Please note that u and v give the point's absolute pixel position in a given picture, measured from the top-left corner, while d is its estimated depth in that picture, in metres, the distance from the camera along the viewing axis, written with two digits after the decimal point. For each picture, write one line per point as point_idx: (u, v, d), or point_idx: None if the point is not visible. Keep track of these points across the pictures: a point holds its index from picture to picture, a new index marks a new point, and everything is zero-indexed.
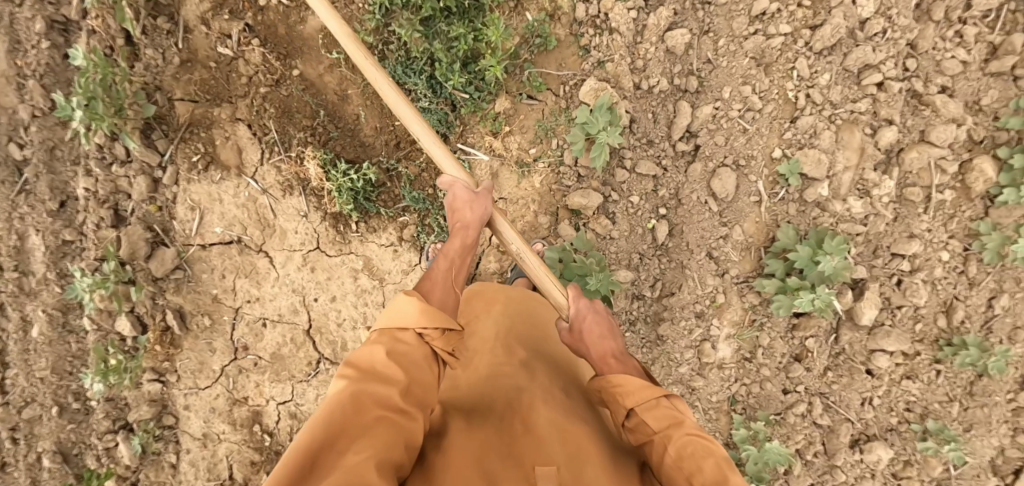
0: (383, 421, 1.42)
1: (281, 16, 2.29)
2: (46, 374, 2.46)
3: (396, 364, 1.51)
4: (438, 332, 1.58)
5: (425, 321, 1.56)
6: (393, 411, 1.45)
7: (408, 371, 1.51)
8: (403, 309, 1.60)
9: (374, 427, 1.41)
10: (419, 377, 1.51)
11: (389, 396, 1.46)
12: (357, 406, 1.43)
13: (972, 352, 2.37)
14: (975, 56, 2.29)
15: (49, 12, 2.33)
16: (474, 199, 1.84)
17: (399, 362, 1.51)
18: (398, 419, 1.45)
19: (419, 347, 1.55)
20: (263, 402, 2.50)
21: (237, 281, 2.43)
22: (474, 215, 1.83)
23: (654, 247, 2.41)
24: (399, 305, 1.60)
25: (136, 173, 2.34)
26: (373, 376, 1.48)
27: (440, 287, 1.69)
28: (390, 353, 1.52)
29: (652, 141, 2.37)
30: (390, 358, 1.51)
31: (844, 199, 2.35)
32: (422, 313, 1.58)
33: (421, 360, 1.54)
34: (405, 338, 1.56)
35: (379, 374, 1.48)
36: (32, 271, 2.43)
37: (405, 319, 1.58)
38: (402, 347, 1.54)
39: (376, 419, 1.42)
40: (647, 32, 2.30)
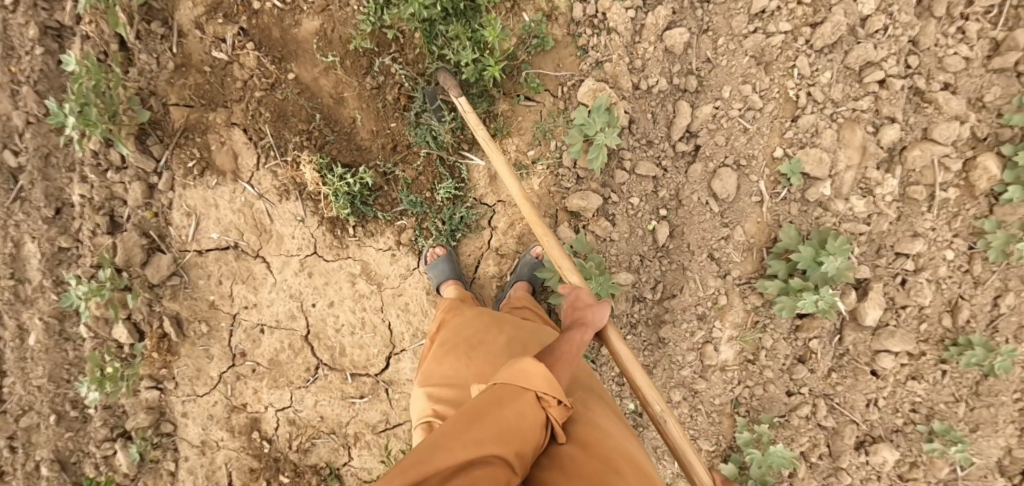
0: (484, 477, 1.43)
1: (275, 20, 2.27)
2: (43, 383, 2.44)
3: (508, 425, 1.50)
4: (554, 400, 1.57)
5: (547, 387, 1.56)
6: (494, 467, 1.46)
7: (519, 434, 1.50)
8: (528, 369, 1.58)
9: (477, 478, 1.42)
10: (524, 443, 1.51)
11: (497, 454, 1.46)
12: (466, 453, 1.44)
13: (978, 352, 2.34)
14: (977, 52, 2.26)
15: (43, 17, 2.31)
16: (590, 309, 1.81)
17: (512, 423, 1.50)
18: (500, 478, 1.46)
19: (534, 412, 1.54)
20: (261, 409, 2.48)
21: (234, 287, 2.41)
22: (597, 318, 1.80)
23: (655, 249, 2.39)
24: (523, 365, 1.59)
25: (131, 179, 2.31)
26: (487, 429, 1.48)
27: (562, 366, 1.68)
28: (506, 409, 1.51)
29: (651, 142, 2.34)
30: (507, 414, 1.51)
31: (846, 198, 2.32)
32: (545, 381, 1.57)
33: (531, 426, 1.53)
34: (524, 399, 1.54)
35: (492, 428, 1.48)
36: (28, 279, 2.41)
37: (529, 381, 1.57)
38: (517, 405, 1.53)
39: (480, 473, 1.43)
40: (645, 32, 2.27)
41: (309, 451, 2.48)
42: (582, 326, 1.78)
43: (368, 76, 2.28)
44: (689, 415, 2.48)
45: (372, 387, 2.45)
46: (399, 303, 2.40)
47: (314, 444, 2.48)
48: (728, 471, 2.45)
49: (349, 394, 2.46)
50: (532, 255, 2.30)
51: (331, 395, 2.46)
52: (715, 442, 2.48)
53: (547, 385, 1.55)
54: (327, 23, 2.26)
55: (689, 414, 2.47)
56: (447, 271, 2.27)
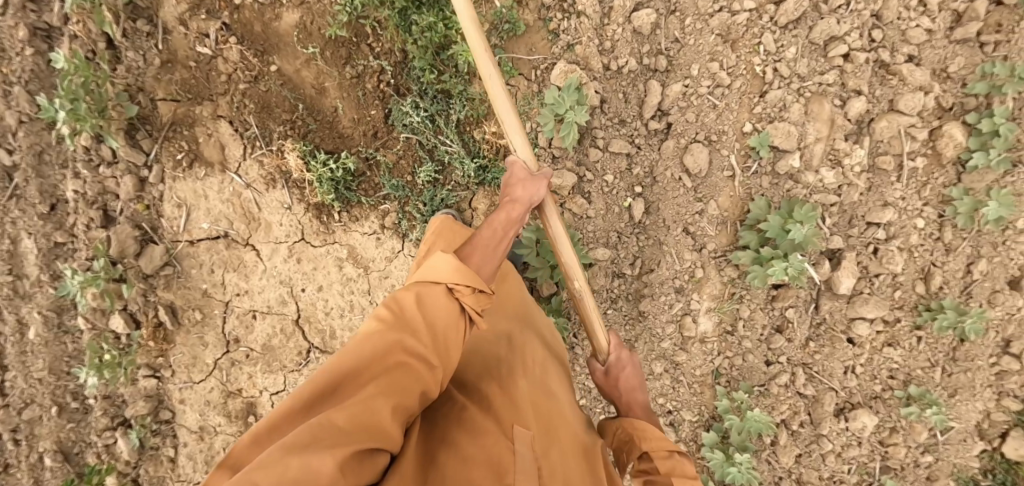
0: (402, 368, 1.44)
1: (256, 14, 2.33)
2: (44, 375, 2.52)
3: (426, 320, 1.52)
4: (468, 289, 1.59)
5: (459, 279, 1.57)
6: (414, 360, 1.46)
7: (435, 328, 1.51)
8: (438, 267, 1.62)
9: (394, 370, 1.43)
10: (444, 339, 1.52)
11: (416, 347, 1.47)
12: (380, 349, 1.43)
13: (950, 315, 2.41)
14: (939, 24, 2.33)
15: (32, 19, 2.38)
16: (532, 180, 1.85)
17: (429, 318, 1.52)
18: (419, 368, 1.46)
19: (449, 304, 1.56)
20: (256, 393, 2.55)
21: (226, 275, 2.48)
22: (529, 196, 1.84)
23: (632, 225, 2.47)
24: (438, 262, 1.62)
25: (122, 173, 2.39)
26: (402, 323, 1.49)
27: (480, 254, 1.70)
28: (419, 304, 1.53)
29: (624, 121, 2.42)
30: (420, 311, 1.52)
31: (816, 170, 2.39)
32: (456, 272, 1.60)
33: (449, 318, 1.54)
34: (437, 294, 1.56)
35: (406, 323, 1.49)
36: (26, 274, 2.49)
37: (440, 276, 1.60)
38: (432, 299, 1.55)
39: (398, 365, 1.43)
40: (614, 14, 2.35)
41: None
42: (506, 206, 1.82)
43: (347, 65, 2.35)
44: (672, 387, 2.55)
45: None
46: (386, 285, 2.46)
47: None
48: (710, 440, 2.52)
49: None
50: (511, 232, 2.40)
51: None
52: (698, 412, 2.56)
53: (461, 277, 1.57)
54: (306, 15, 2.32)
55: (671, 385, 2.55)
56: None
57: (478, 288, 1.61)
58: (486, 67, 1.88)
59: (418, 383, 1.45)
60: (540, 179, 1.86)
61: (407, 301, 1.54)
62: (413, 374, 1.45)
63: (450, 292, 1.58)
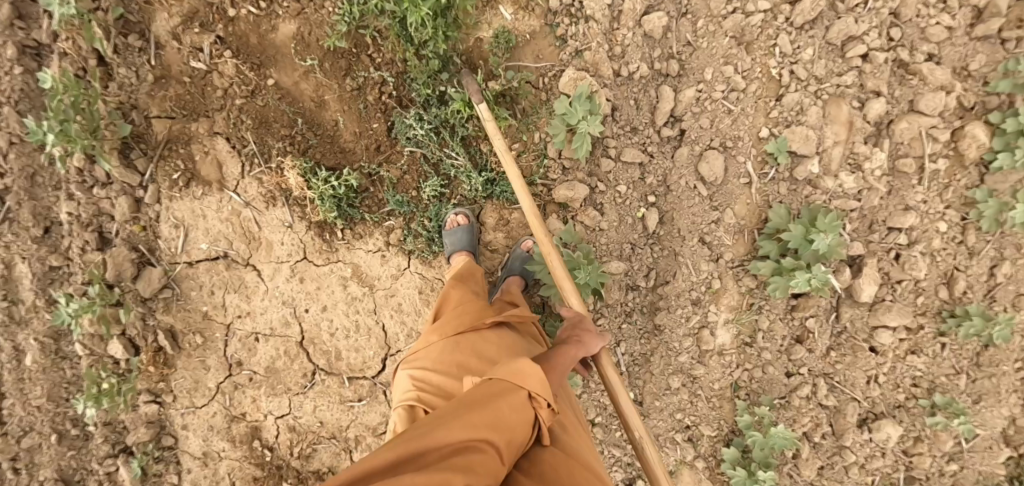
0: (475, 455, 1.51)
1: (252, 26, 2.25)
2: (42, 403, 2.44)
3: (506, 420, 1.59)
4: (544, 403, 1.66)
5: (541, 388, 1.65)
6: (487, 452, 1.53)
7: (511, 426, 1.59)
8: (522, 369, 1.68)
9: (464, 456, 1.50)
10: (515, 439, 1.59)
11: (491, 440, 1.54)
12: (458, 434, 1.52)
13: (976, 322, 2.33)
14: (960, 21, 2.24)
15: (20, 37, 2.30)
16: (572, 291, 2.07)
17: (508, 419, 1.59)
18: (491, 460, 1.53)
19: (527, 409, 1.63)
20: (261, 417, 2.47)
21: (226, 297, 2.40)
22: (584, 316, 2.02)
23: (646, 236, 2.38)
24: (519, 362, 1.68)
25: (117, 194, 2.31)
26: (483, 414, 1.56)
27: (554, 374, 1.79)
28: (501, 402, 1.60)
29: (635, 128, 2.33)
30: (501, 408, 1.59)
31: (835, 175, 2.31)
32: (537, 380, 1.67)
33: (524, 421, 1.62)
34: (518, 396, 1.63)
35: (486, 413, 1.56)
36: (20, 300, 2.41)
37: (527, 381, 1.66)
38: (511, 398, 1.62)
39: (469, 453, 1.51)
40: (624, 18, 2.26)
41: (311, 456, 2.48)
42: (573, 341, 1.91)
43: (347, 77, 2.27)
44: (690, 402, 2.46)
45: (370, 389, 2.45)
46: (392, 304, 2.38)
47: (315, 449, 2.48)
48: (731, 456, 2.43)
49: (348, 398, 2.45)
50: (523, 249, 2.29)
51: (329, 399, 2.46)
52: (718, 427, 2.46)
53: (540, 386, 1.65)
54: (304, 26, 2.24)
55: (689, 400, 2.46)
56: (464, 241, 2.26)
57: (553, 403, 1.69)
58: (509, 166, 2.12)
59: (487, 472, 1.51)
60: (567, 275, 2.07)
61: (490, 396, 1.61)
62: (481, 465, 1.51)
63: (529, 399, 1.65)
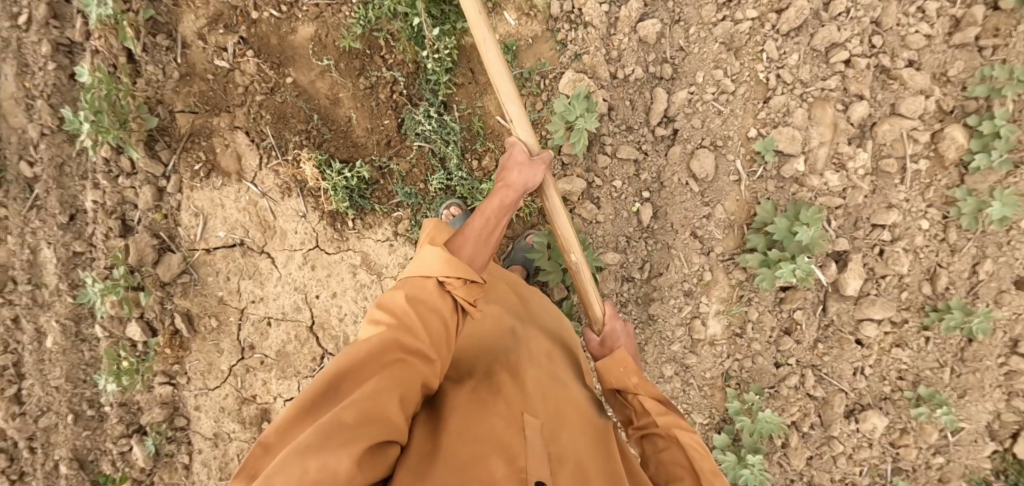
0: (406, 367, 1.52)
1: (273, 28, 2.37)
2: (61, 383, 2.63)
3: (423, 326, 1.57)
4: (459, 281, 1.65)
5: (448, 272, 1.62)
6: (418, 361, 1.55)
7: (433, 321, 1.59)
8: (428, 260, 1.66)
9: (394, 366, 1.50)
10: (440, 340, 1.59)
11: (414, 344, 1.54)
12: (381, 348, 1.50)
13: (957, 315, 2.45)
14: (938, 29, 2.40)
15: (55, 35, 2.46)
16: (529, 165, 1.91)
17: (426, 322, 1.58)
18: (422, 369, 1.55)
19: (441, 297, 1.63)
20: (271, 400, 2.61)
21: (242, 283, 2.53)
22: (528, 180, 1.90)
23: (640, 230, 2.49)
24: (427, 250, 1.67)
25: (141, 183, 2.45)
26: (401, 321, 1.55)
27: (473, 243, 1.72)
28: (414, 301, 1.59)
29: (631, 128, 2.44)
30: (418, 306, 1.59)
31: (821, 174, 2.44)
32: (446, 264, 1.65)
33: (446, 316, 1.62)
34: (432, 290, 1.63)
35: (409, 318, 1.57)
36: (44, 283, 2.60)
37: (432, 269, 1.65)
38: (417, 294, 1.61)
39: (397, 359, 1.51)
40: (620, 24, 2.37)
41: None
42: (505, 187, 1.85)
43: (361, 77, 2.38)
44: (682, 389, 2.57)
45: None
46: None
47: None
48: (721, 442, 2.54)
49: None
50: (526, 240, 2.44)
51: None
52: (709, 415, 2.58)
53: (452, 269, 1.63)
54: (321, 28, 2.35)
55: (682, 388, 2.57)
56: None
57: (468, 278, 1.65)
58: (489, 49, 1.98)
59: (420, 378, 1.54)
60: (537, 165, 1.94)
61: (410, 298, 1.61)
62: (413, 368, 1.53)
63: (440, 286, 1.64)
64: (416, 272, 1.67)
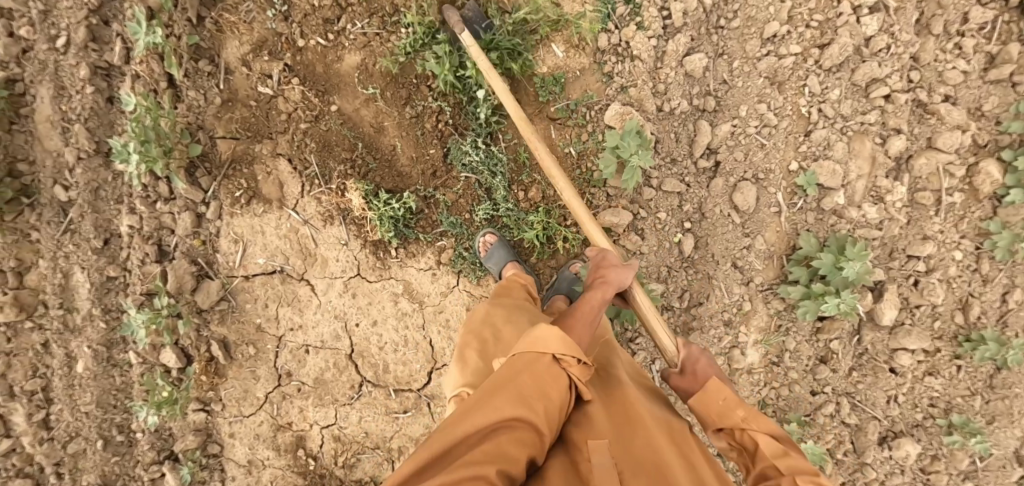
0: (515, 431, 1.54)
1: (319, 56, 2.36)
2: (91, 409, 2.58)
3: (531, 394, 1.59)
4: (573, 360, 1.68)
5: (565, 351, 1.66)
6: (526, 423, 1.56)
7: (544, 402, 1.60)
8: (540, 337, 1.68)
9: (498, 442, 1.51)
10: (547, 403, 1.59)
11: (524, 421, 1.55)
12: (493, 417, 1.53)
13: (991, 347, 2.47)
14: (974, 65, 2.44)
15: (93, 58, 2.43)
16: (622, 267, 2.00)
17: (535, 391, 1.60)
18: (532, 436, 1.56)
19: (556, 374, 1.65)
20: (306, 427, 2.57)
21: (280, 310, 2.51)
22: (617, 275, 1.97)
23: (682, 260, 2.49)
24: (541, 329, 1.69)
25: (181, 209, 2.42)
26: (510, 402, 1.57)
27: (580, 319, 1.87)
28: (523, 383, 1.60)
29: (675, 160, 2.45)
30: (527, 383, 1.60)
31: (859, 206, 2.47)
32: (561, 343, 1.67)
33: (555, 387, 1.63)
34: (545, 363, 1.65)
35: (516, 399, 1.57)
36: (76, 308, 2.55)
37: (547, 344, 1.66)
38: (528, 368, 1.63)
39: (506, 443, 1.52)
40: (667, 58, 2.39)
41: (354, 466, 2.57)
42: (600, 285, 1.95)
43: (407, 106, 2.37)
44: None
45: (415, 401, 2.55)
46: (440, 320, 2.48)
47: (359, 459, 2.57)
48: None
49: (393, 409, 2.55)
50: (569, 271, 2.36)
51: (375, 410, 2.55)
52: None
53: (565, 347, 1.65)
54: (369, 57, 2.35)
55: None
56: (505, 256, 2.33)
57: (580, 358, 1.69)
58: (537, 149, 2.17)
59: (529, 447, 1.55)
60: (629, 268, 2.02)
61: (521, 370, 1.63)
62: (521, 432, 1.55)
63: (556, 361, 1.67)
64: (529, 347, 1.67)
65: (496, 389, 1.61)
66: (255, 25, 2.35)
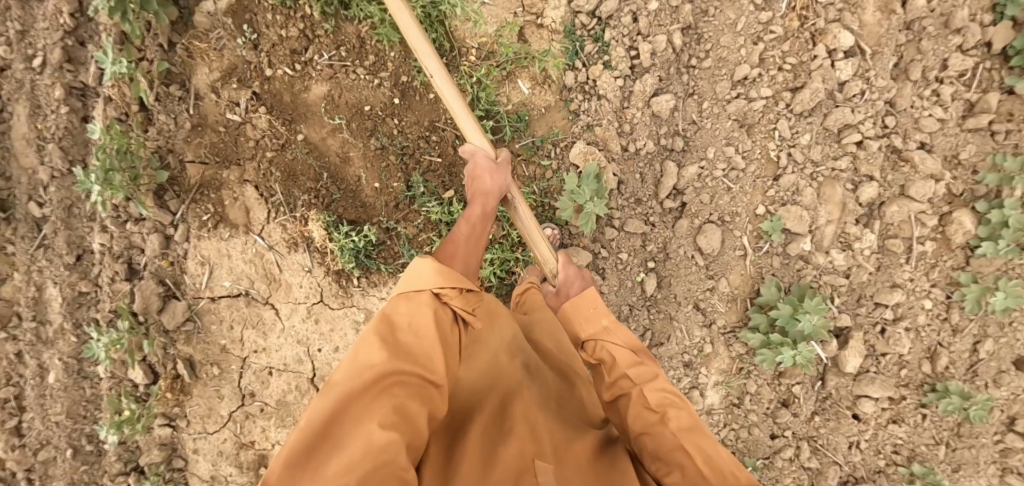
0: (402, 382, 1.55)
1: (286, 85, 2.38)
2: (61, 418, 2.63)
3: (407, 338, 1.64)
4: (452, 291, 1.75)
5: (440, 282, 1.73)
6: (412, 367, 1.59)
7: (425, 337, 1.65)
8: (417, 276, 1.75)
9: (394, 384, 1.54)
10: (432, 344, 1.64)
11: (413, 367, 1.58)
12: (375, 367, 1.55)
13: (955, 400, 2.44)
14: (951, 113, 2.39)
15: (68, 79, 2.46)
16: (495, 168, 2.05)
17: (417, 333, 1.65)
18: (422, 383, 1.59)
19: (436, 308, 1.71)
20: (269, 446, 2.62)
21: (245, 332, 2.53)
22: (492, 183, 2.03)
23: (644, 299, 2.48)
24: (415, 267, 1.76)
25: (149, 231, 2.45)
26: (398, 348, 1.61)
27: (464, 246, 1.94)
28: (405, 321, 1.67)
29: (640, 200, 2.43)
30: (411, 331, 1.65)
31: (827, 252, 2.44)
32: (435, 275, 1.74)
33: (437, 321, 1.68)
34: (422, 302, 1.70)
35: (399, 343, 1.62)
36: (48, 321, 2.59)
37: (422, 282, 1.73)
38: (412, 320, 1.67)
39: (396, 384, 1.54)
40: (634, 98, 2.38)
41: None
42: (478, 196, 2.02)
43: (372, 137, 2.40)
44: None
45: None
46: None
47: None
48: None
49: None
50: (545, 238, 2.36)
51: None
52: None
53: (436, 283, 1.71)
54: (335, 89, 2.38)
55: None
56: None
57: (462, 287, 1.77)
58: (438, 74, 2.07)
59: (425, 397, 1.57)
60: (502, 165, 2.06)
61: (394, 325, 1.66)
62: (411, 387, 1.56)
63: (436, 297, 1.74)
64: (408, 288, 1.74)
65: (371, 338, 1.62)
66: (224, 52, 2.36)
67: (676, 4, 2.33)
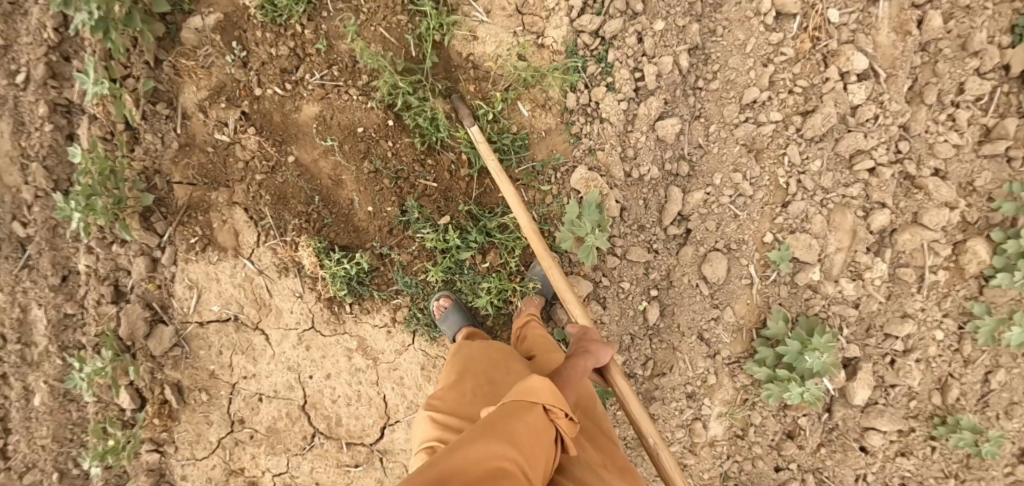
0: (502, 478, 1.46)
1: (276, 105, 2.32)
2: (47, 442, 2.49)
3: (515, 434, 1.54)
4: (562, 412, 1.66)
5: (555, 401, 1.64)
6: (510, 465, 1.49)
7: (531, 447, 1.55)
8: (533, 385, 1.66)
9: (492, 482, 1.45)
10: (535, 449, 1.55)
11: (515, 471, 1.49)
12: (480, 461, 1.47)
13: (967, 435, 2.33)
14: (967, 138, 2.29)
15: (52, 96, 2.38)
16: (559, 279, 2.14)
17: (525, 440, 1.55)
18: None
19: (546, 426, 1.62)
20: (259, 473, 2.48)
21: (234, 358, 2.44)
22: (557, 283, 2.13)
23: (646, 328, 2.40)
24: (530, 380, 1.66)
25: (136, 253, 2.37)
26: (506, 446, 1.51)
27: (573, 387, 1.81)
28: (517, 423, 1.57)
29: (642, 226, 2.36)
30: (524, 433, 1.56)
31: (836, 280, 2.35)
32: (550, 392, 1.65)
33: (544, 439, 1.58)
34: (535, 412, 1.62)
35: (511, 440, 1.53)
36: (34, 343, 2.46)
37: (539, 395, 1.64)
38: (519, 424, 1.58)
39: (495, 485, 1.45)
40: (638, 121, 2.30)
41: None
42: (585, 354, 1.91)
43: (366, 160, 2.34)
44: None
45: (367, 455, 2.47)
46: (393, 377, 2.44)
47: None
48: None
49: (344, 462, 2.47)
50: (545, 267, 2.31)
51: (327, 462, 2.47)
52: None
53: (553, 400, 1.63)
54: (327, 110, 2.32)
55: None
56: (458, 321, 2.27)
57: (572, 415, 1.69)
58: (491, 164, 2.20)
59: None
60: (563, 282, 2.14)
61: (506, 417, 1.58)
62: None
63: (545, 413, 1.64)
64: (522, 394, 1.65)
65: (478, 431, 1.55)
66: (213, 70, 2.29)
67: (683, 24, 2.26)
